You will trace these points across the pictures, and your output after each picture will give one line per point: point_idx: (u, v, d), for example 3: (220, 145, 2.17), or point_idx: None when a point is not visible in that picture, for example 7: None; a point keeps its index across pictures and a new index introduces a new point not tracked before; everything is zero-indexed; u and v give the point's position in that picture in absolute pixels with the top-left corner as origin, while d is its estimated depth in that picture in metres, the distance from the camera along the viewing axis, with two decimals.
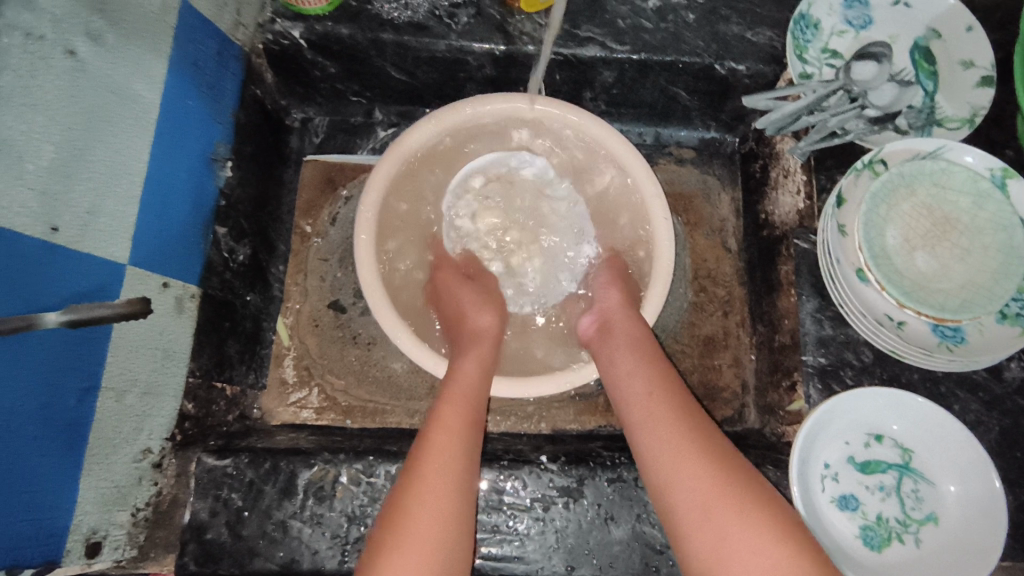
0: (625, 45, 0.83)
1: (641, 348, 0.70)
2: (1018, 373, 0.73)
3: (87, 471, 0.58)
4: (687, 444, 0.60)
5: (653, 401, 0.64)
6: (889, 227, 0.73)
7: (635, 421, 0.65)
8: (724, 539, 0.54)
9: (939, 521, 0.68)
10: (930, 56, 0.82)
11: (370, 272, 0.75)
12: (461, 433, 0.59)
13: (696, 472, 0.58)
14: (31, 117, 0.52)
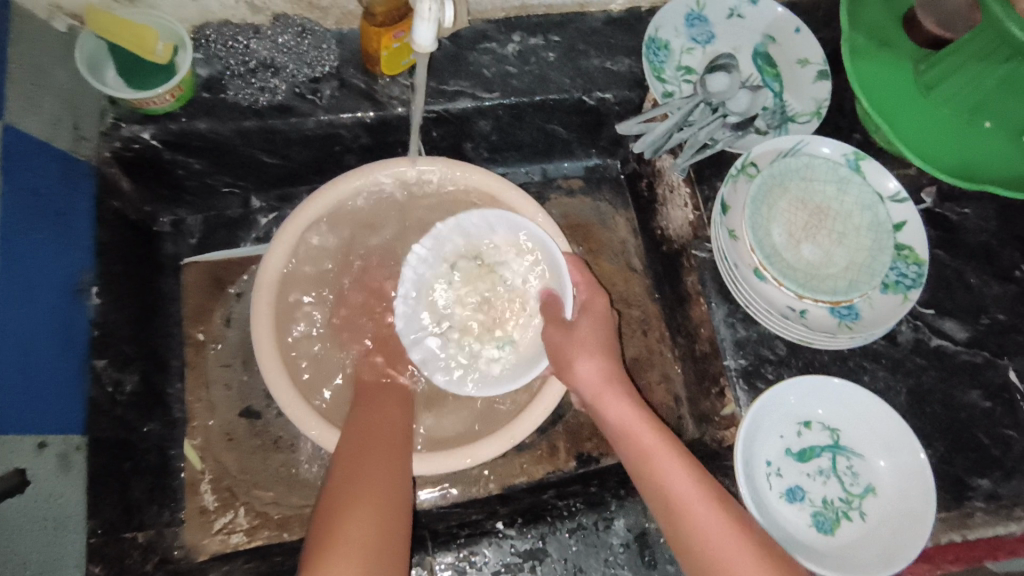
0: (494, 93, 0.84)
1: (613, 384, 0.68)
2: (910, 334, 0.79)
3: None
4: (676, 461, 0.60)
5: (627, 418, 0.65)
6: (773, 225, 0.77)
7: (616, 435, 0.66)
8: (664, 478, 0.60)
9: (877, 491, 0.71)
10: (771, 60, 0.89)
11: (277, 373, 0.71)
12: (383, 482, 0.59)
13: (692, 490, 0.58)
14: None
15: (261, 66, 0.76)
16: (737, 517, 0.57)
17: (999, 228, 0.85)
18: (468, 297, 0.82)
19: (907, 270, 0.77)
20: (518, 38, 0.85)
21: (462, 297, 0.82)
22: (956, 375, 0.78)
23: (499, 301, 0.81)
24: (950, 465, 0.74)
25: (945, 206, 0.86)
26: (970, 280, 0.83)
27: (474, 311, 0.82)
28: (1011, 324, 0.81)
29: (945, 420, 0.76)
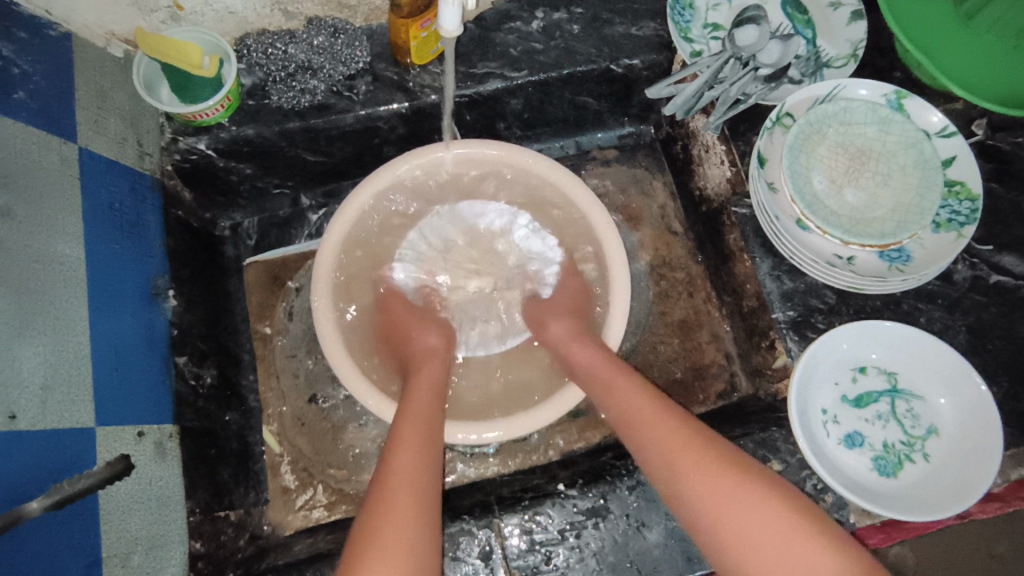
0: (522, 71, 0.85)
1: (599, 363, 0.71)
2: (967, 272, 0.77)
3: None
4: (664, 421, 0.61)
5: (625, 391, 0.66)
6: (813, 173, 0.76)
7: (613, 409, 0.66)
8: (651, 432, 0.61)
9: (940, 432, 0.70)
10: (800, 7, 0.87)
11: (342, 358, 0.75)
12: (417, 451, 0.60)
13: (679, 445, 0.58)
14: None
15: (299, 69, 0.79)
16: (729, 457, 0.56)
17: None
18: (461, 267, 0.89)
19: (960, 206, 0.75)
20: (541, 14, 0.86)
21: (456, 269, 0.89)
22: (1019, 309, 0.76)
23: (484, 262, 0.89)
24: (1016, 400, 0.73)
25: (997, 137, 0.82)
26: None
27: (467, 272, 0.89)
28: None
29: (1008, 355, 0.74)
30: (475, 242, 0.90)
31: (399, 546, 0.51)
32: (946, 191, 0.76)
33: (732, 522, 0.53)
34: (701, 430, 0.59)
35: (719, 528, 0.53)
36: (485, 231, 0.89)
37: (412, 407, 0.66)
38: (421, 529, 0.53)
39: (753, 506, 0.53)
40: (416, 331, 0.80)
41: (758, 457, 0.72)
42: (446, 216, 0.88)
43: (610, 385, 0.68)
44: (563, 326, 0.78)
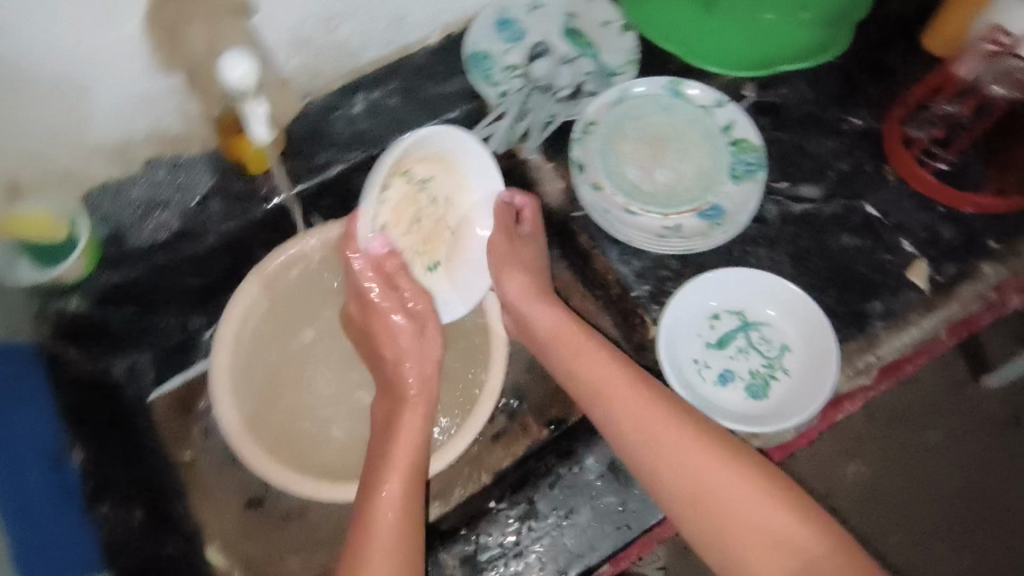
0: (356, 150, 0.95)
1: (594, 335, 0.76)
2: (775, 210, 0.90)
3: None
4: (642, 396, 0.68)
5: (614, 384, 0.70)
6: (625, 167, 0.88)
7: (586, 379, 0.73)
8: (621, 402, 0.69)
9: (790, 346, 0.81)
10: (580, 33, 1.00)
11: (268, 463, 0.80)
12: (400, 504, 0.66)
13: (657, 421, 0.66)
14: None
15: (150, 207, 0.85)
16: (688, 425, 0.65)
17: (817, 95, 0.97)
18: (400, 226, 0.79)
19: (749, 158, 0.88)
20: (362, 96, 0.95)
21: (395, 224, 0.78)
22: (824, 227, 0.89)
23: (427, 217, 0.81)
24: (845, 303, 0.84)
25: (766, 94, 0.97)
26: (807, 147, 0.94)
27: (410, 233, 0.80)
28: (854, 168, 0.92)
29: (828, 268, 0.86)
30: (412, 182, 0.77)
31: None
32: (735, 149, 0.89)
33: (726, 524, 0.59)
34: (702, 430, 0.64)
35: (715, 529, 0.60)
36: (423, 168, 0.77)
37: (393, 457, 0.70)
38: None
39: (748, 508, 0.59)
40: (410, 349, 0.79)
41: None
42: (424, 147, 0.75)
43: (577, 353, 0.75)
44: (516, 282, 0.81)
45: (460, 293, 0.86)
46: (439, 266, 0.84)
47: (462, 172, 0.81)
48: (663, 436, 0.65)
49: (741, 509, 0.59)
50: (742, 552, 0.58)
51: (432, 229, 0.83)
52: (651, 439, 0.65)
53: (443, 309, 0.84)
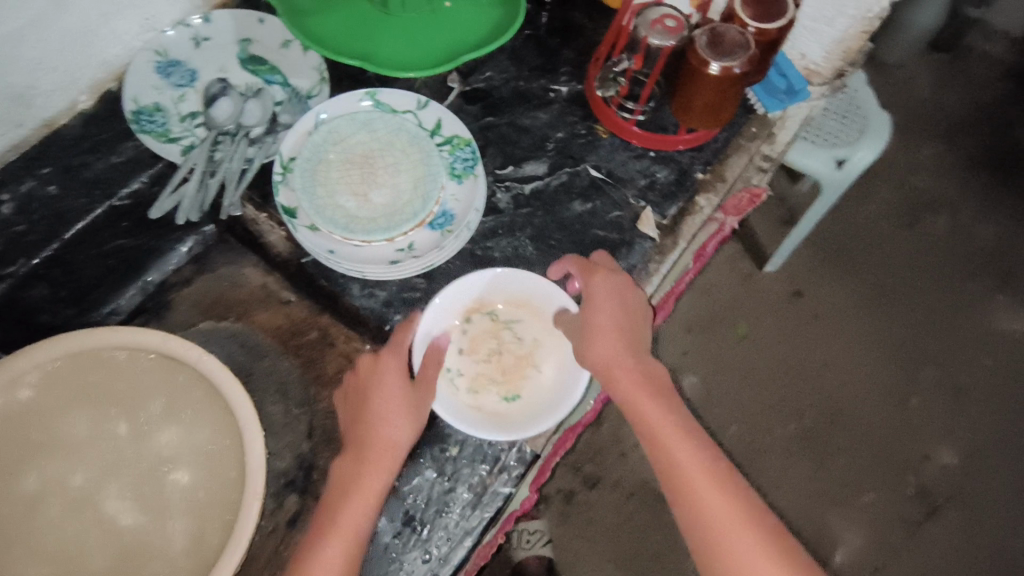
0: (15, 262, 0.81)
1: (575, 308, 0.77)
2: (506, 197, 0.88)
3: None
4: (663, 413, 0.71)
5: (621, 359, 0.74)
6: (338, 198, 0.82)
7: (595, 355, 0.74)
8: (631, 385, 0.73)
9: (540, 339, 0.80)
10: (259, 59, 0.91)
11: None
12: (346, 545, 0.65)
13: (654, 416, 0.71)
14: None
15: None
16: (699, 445, 0.69)
17: (518, 69, 0.96)
18: (483, 351, 0.79)
19: (464, 153, 0.85)
20: (6, 194, 0.79)
21: (472, 354, 0.79)
22: (555, 201, 0.88)
23: (507, 352, 0.79)
24: None
25: (471, 80, 0.95)
26: (521, 124, 0.93)
27: (488, 363, 0.79)
28: (569, 135, 0.92)
29: (568, 241, 0.86)
30: (499, 327, 0.80)
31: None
32: (449, 147, 0.86)
33: (694, 494, 0.66)
34: (661, 390, 0.73)
35: (686, 503, 0.66)
36: (504, 309, 0.81)
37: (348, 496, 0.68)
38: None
39: (716, 496, 0.65)
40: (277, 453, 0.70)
41: (437, 453, 0.75)
42: (464, 296, 0.80)
43: (592, 324, 0.75)
44: (604, 344, 0.74)
45: (558, 402, 0.75)
46: (520, 396, 0.77)
47: (548, 320, 0.80)
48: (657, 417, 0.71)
49: (707, 511, 0.65)
50: (707, 523, 0.64)
51: (515, 365, 0.78)
52: (640, 409, 0.72)
53: (523, 430, 0.73)
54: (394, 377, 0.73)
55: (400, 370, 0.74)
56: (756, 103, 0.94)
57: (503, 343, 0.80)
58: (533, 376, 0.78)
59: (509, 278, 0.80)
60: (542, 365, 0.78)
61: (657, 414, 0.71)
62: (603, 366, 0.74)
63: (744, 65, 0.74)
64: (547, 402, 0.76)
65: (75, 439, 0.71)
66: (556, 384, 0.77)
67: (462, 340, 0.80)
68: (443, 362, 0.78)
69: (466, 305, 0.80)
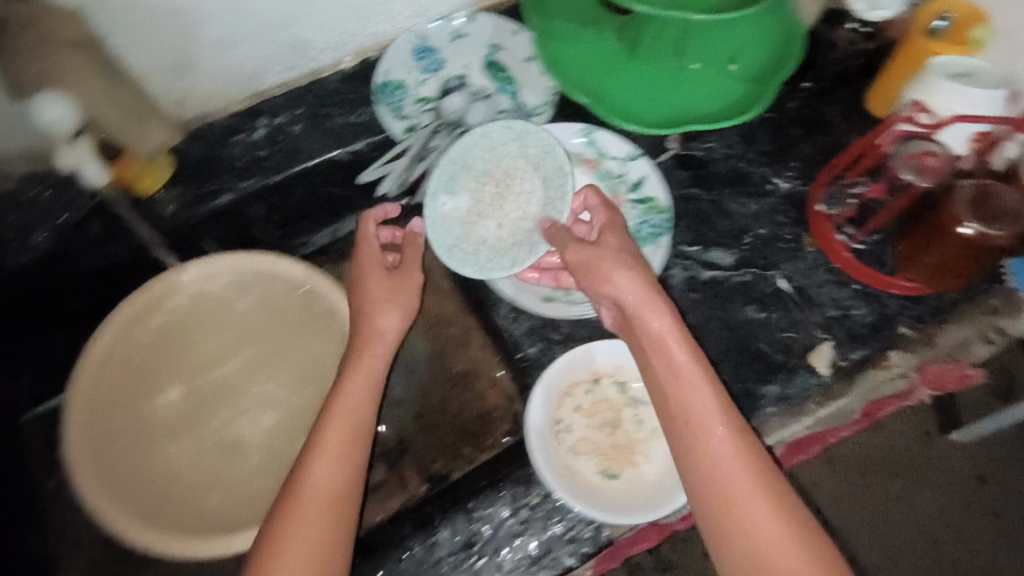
0: (249, 180, 0.91)
1: (646, 314, 0.68)
2: (680, 274, 0.85)
3: None
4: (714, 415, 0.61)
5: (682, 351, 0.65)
6: (520, 219, 0.84)
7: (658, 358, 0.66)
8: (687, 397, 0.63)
9: (661, 433, 0.76)
10: (501, 67, 0.96)
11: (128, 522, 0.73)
12: (321, 514, 0.61)
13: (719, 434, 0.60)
14: None
15: (19, 232, 0.81)
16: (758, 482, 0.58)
17: (746, 150, 0.91)
18: (600, 417, 0.77)
19: (656, 219, 0.84)
20: (263, 121, 0.92)
21: (589, 417, 0.77)
22: (730, 297, 0.83)
23: (623, 429, 0.77)
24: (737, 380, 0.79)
25: (691, 146, 0.92)
26: (725, 206, 0.89)
27: (601, 431, 0.77)
28: (772, 235, 0.86)
29: (726, 343, 0.81)
30: (624, 403, 0.78)
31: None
32: (642, 207, 0.85)
33: (738, 525, 0.57)
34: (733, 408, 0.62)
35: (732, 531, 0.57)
36: (637, 387, 0.79)
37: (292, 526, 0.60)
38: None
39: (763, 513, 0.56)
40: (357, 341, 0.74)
41: (518, 493, 0.75)
42: (602, 359, 0.79)
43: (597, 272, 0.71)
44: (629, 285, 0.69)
45: (654, 501, 0.71)
46: (619, 478, 0.74)
47: None
48: (712, 421, 0.61)
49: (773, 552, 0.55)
50: (765, 562, 0.55)
51: (626, 446, 0.76)
52: (691, 411, 0.62)
53: (611, 513, 0.70)
54: (376, 292, 0.75)
55: (385, 284, 0.76)
56: (1009, 274, 0.81)
57: (621, 419, 0.78)
58: (639, 463, 0.75)
59: None
60: (651, 457, 0.75)
61: (713, 420, 0.61)
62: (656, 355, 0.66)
63: (1003, 238, 0.66)
64: (643, 495, 0.73)
65: (235, 330, 0.89)
66: (658, 481, 0.73)
67: (584, 399, 0.78)
68: (559, 413, 0.77)
69: (601, 367, 0.79)
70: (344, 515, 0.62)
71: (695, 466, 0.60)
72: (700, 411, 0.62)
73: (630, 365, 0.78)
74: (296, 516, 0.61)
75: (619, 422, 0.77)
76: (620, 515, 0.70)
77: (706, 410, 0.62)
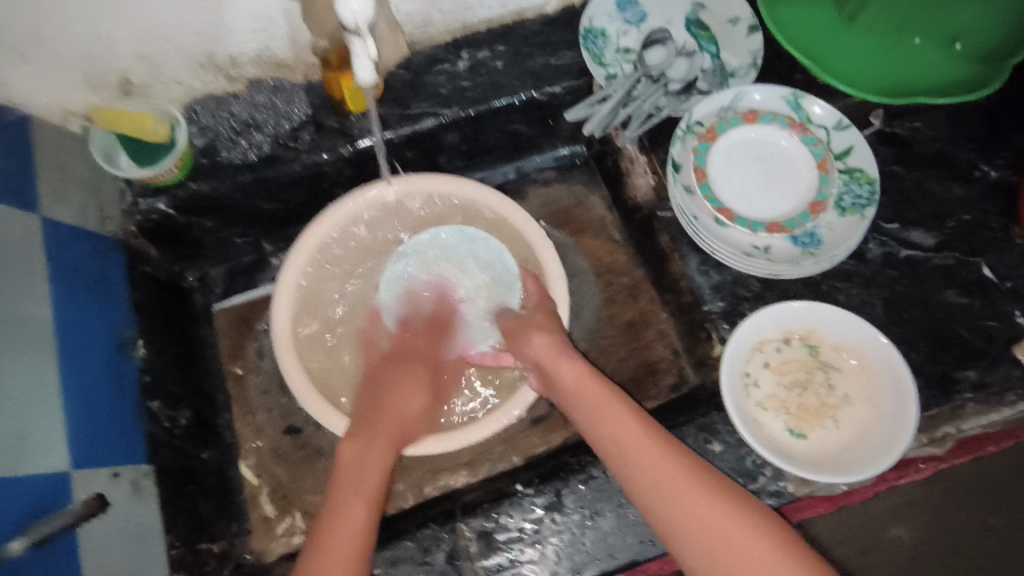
0: (452, 107, 0.92)
1: (586, 395, 0.73)
2: (878, 250, 0.82)
3: None
4: (668, 468, 0.64)
5: (618, 429, 0.68)
6: (720, 175, 0.83)
7: (602, 432, 0.70)
8: (641, 462, 0.65)
9: (853, 400, 0.75)
10: (703, 25, 0.93)
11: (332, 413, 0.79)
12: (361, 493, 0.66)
13: (680, 488, 0.62)
14: None
15: (245, 127, 0.88)
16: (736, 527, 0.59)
17: (953, 133, 0.87)
18: (789, 377, 0.77)
19: (861, 191, 0.81)
20: (466, 55, 0.94)
21: (778, 374, 0.77)
22: (931, 279, 0.81)
23: (812, 391, 0.76)
24: (933, 363, 0.77)
25: (894, 124, 0.88)
26: (930, 188, 0.85)
27: (788, 390, 0.77)
28: (978, 222, 0.83)
29: (924, 323, 0.79)
30: (815, 366, 0.77)
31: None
32: (847, 177, 0.82)
33: (740, 556, 0.57)
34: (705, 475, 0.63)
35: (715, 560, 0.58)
36: (831, 352, 0.77)
37: (360, 481, 0.68)
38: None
39: (755, 542, 0.57)
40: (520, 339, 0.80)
41: (700, 440, 0.76)
42: (797, 321, 0.77)
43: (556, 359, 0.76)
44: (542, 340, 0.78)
45: (845, 466, 0.71)
46: (806, 437, 0.74)
47: (874, 386, 0.75)
48: (676, 477, 0.63)
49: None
50: None
51: (814, 408, 0.76)
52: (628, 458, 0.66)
53: (802, 469, 0.70)
54: (398, 385, 0.80)
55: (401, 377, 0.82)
56: None
57: (811, 381, 0.77)
58: (828, 428, 0.75)
59: (854, 324, 0.76)
60: (841, 424, 0.74)
61: (677, 474, 0.63)
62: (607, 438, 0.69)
63: None
64: (831, 458, 0.73)
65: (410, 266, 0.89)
66: (848, 447, 0.73)
67: (773, 356, 0.78)
68: (748, 366, 0.77)
69: (795, 327, 0.78)
70: (373, 502, 0.66)
71: (663, 504, 0.62)
72: (651, 467, 0.64)
73: (827, 329, 0.77)
74: (343, 495, 0.66)
75: (809, 384, 0.77)
76: (812, 472, 0.70)
77: (657, 468, 0.64)
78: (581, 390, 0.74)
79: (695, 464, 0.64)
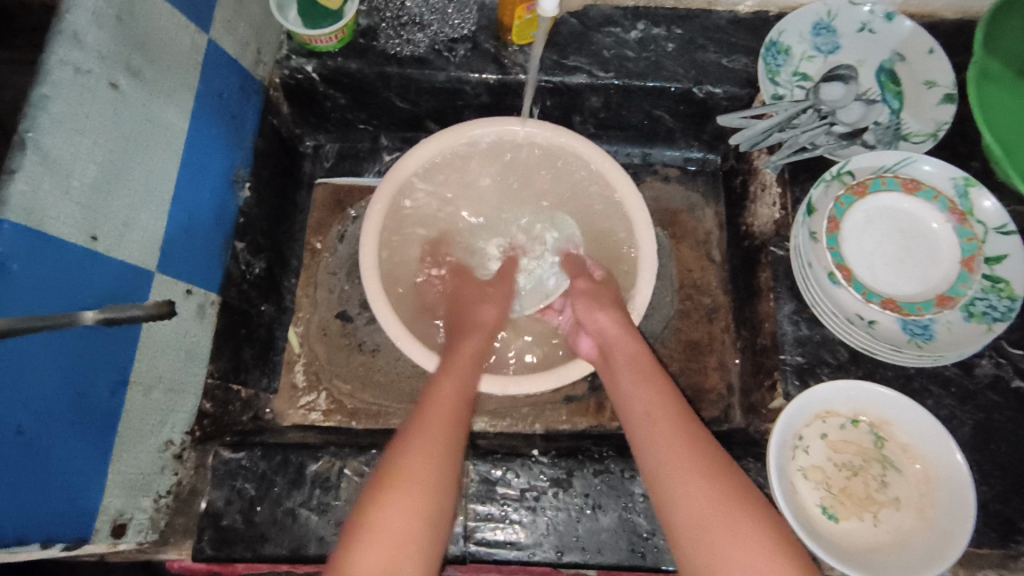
0: (609, 73, 0.90)
1: (638, 365, 0.72)
2: (989, 369, 0.76)
3: (121, 443, 0.64)
4: (674, 441, 0.64)
5: (648, 397, 0.68)
6: (851, 234, 0.78)
7: (628, 398, 0.70)
8: (652, 434, 0.65)
9: (900, 505, 0.71)
10: (895, 77, 0.88)
11: (387, 314, 0.79)
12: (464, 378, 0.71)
13: (678, 461, 0.62)
14: (96, 150, 0.60)
15: (410, 22, 0.89)
16: (724, 499, 0.58)
17: None
18: (842, 456, 0.73)
19: (999, 303, 0.74)
20: (641, 26, 0.91)
21: (832, 450, 0.73)
22: None
23: (861, 479, 0.73)
24: (1002, 505, 0.71)
25: None
26: None
27: (836, 468, 0.73)
28: None
29: (1011, 463, 0.73)
30: (874, 456, 0.73)
31: (405, 500, 0.56)
32: (988, 285, 0.75)
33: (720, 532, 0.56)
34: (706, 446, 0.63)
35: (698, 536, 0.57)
36: (896, 451, 0.72)
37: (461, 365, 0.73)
38: (426, 502, 0.58)
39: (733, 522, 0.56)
40: (585, 312, 0.79)
41: None
42: (875, 405, 0.73)
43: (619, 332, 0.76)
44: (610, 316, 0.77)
45: (866, 562, 0.67)
46: (837, 519, 0.70)
47: (930, 501, 0.70)
48: (677, 454, 0.62)
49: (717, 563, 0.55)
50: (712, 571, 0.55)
51: (857, 496, 0.72)
52: (649, 417, 0.67)
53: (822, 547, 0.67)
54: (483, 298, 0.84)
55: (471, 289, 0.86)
56: None
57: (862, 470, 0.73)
58: (863, 520, 0.71)
59: (937, 436, 0.70)
60: (878, 524, 0.70)
61: (680, 452, 0.62)
62: (634, 404, 0.69)
63: None
64: (856, 551, 0.68)
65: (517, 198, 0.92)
66: (877, 547, 0.69)
67: (833, 431, 0.74)
68: (805, 429, 0.73)
69: (870, 411, 0.73)
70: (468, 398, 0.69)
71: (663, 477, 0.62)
72: (658, 438, 0.64)
73: (905, 424, 0.72)
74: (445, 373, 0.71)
75: (859, 472, 0.73)
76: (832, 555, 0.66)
77: (665, 441, 0.64)
78: (632, 359, 0.73)
79: (699, 438, 0.64)
